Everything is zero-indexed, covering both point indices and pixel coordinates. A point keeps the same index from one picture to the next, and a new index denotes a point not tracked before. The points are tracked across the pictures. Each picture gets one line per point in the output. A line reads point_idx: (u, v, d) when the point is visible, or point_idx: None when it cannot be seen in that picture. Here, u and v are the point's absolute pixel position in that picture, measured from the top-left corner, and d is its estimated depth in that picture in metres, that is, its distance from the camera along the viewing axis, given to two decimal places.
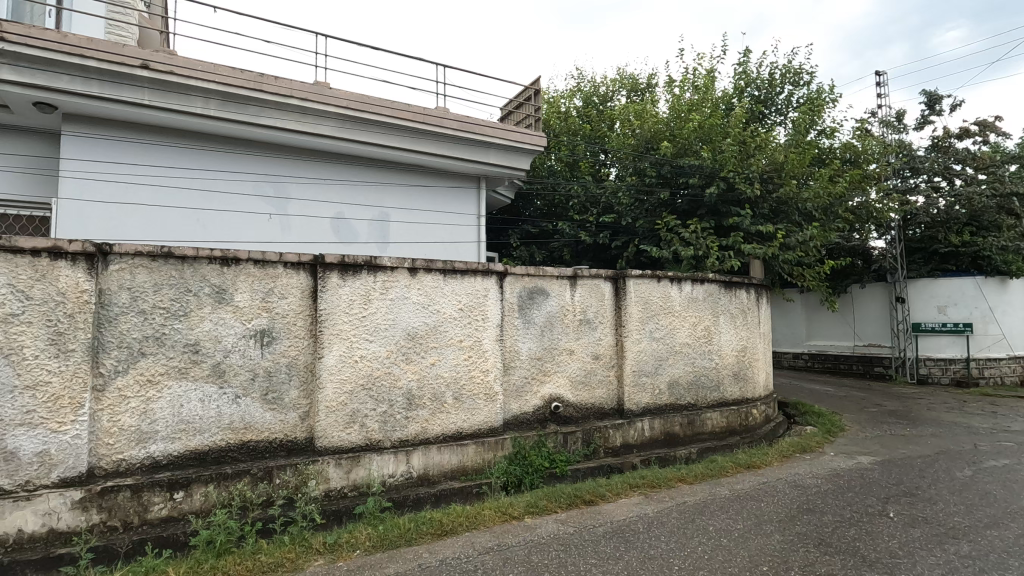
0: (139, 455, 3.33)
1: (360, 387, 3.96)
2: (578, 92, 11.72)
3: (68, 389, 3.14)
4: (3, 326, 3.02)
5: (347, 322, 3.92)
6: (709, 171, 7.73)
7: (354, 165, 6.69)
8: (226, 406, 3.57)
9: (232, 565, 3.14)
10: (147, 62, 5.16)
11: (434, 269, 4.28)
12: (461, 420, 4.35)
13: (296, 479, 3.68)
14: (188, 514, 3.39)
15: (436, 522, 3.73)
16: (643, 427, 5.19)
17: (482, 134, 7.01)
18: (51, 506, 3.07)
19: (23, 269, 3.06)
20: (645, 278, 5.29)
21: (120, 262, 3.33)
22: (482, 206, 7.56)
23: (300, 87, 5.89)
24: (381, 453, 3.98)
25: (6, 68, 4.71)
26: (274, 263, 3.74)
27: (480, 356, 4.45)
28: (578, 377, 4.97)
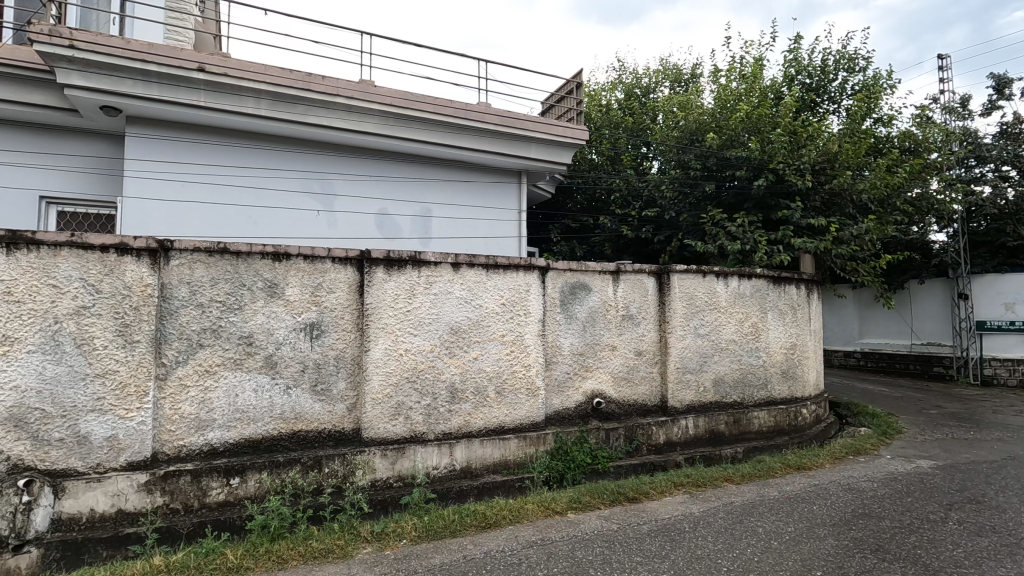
0: (197, 442, 3.49)
1: (404, 380, 4.03)
2: (620, 84, 11.53)
3: (134, 377, 3.32)
4: (77, 318, 3.21)
5: (392, 316, 4.00)
6: (757, 162, 7.50)
7: (397, 161, 6.80)
8: (277, 396, 3.70)
9: (286, 550, 3.26)
10: (203, 65, 5.37)
11: (477, 264, 4.30)
12: (503, 414, 4.37)
13: (344, 469, 3.78)
14: (243, 500, 3.52)
15: (480, 515, 3.78)
16: (687, 424, 5.09)
17: (524, 129, 6.98)
18: (120, 488, 3.25)
19: (93, 264, 3.25)
20: (689, 273, 5.18)
21: (180, 257, 3.48)
22: (523, 201, 7.55)
23: (346, 86, 6.01)
24: (425, 445, 4.05)
25: (76, 74, 5.00)
26: (323, 258, 3.85)
27: (523, 351, 4.46)
28: (621, 373, 4.92)
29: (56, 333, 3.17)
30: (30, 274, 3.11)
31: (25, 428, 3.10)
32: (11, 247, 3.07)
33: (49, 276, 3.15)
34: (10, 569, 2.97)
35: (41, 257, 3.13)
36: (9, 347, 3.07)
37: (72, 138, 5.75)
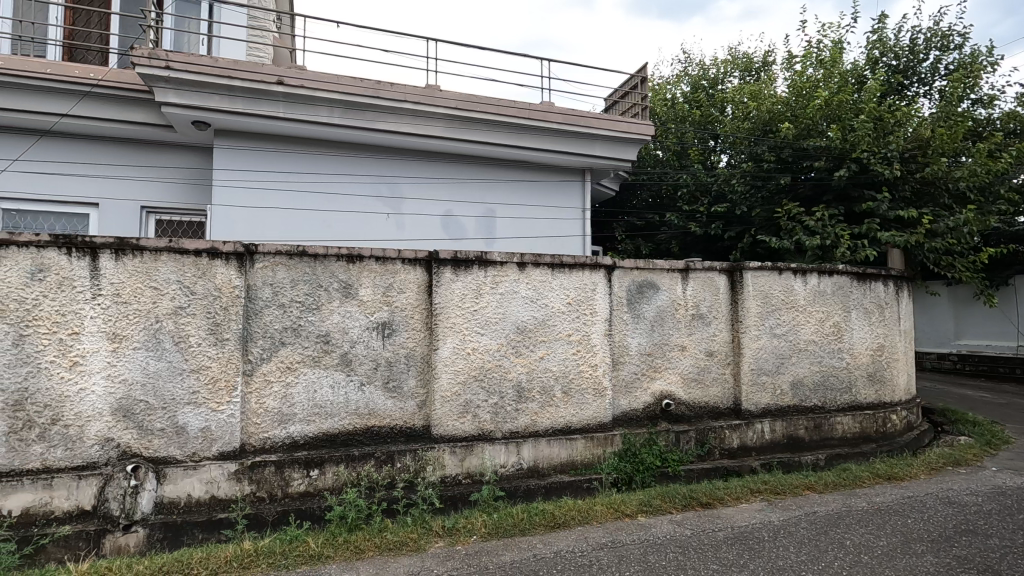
0: (280, 434, 3.69)
1: (472, 378, 4.09)
2: (686, 76, 11.17)
3: (224, 372, 3.56)
4: (174, 317, 3.48)
5: (460, 315, 4.06)
6: (838, 152, 7.09)
7: (461, 163, 6.92)
8: (353, 392, 3.85)
9: (363, 541, 3.40)
10: (281, 78, 5.68)
11: (543, 263, 4.29)
12: (570, 414, 4.34)
13: (415, 464, 3.89)
14: (323, 491, 3.69)
15: (549, 514, 3.77)
16: (763, 429, 4.86)
17: (587, 127, 6.91)
18: (213, 476, 3.49)
19: (189, 268, 3.51)
20: (764, 270, 4.94)
21: (264, 260, 3.69)
22: (587, 199, 7.47)
23: (412, 91, 6.18)
24: (493, 443, 4.09)
25: (171, 92, 5.43)
26: (393, 259, 3.97)
27: (590, 351, 4.41)
28: (691, 374, 4.77)
29: (157, 331, 3.44)
30: (135, 277, 3.41)
31: (132, 418, 3.39)
32: (120, 253, 3.37)
33: (151, 279, 3.44)
34: (122, 547, 3.27)
35: (144, 261, 3.42)
36: (118, 344, 3.37)
37: (167, 151, 6.29)
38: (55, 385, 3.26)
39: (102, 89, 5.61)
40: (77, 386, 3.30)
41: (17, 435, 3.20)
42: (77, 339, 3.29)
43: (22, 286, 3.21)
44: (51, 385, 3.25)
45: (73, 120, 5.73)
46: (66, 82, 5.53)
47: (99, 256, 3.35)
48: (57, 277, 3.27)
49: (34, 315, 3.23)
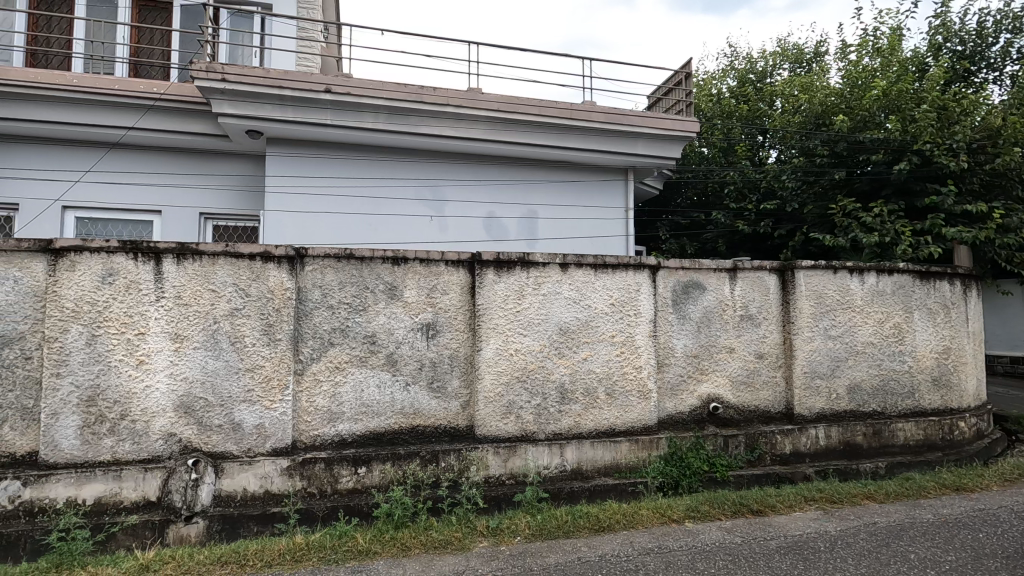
0: (329, 432, 3.80)
1: (515, 380, 4.10)
2: (732, 71, 10.84)
3: (276, 372, 3.69)
4: (230, 318, 3.63)
5: (502, 317, 4.08)
6: (897, 144, 6.75)
7: (503, 165, 6.95)
8: (398, 392, 3.93)
9: (409, 538, 3.46)
10: (329, 86, 5.86)
11: (585, 264, 4.26)
12: (614, 417, 4.28)
13: (459, 464, 3.92)
14: (370, 488, 3.77)
15: (593, 517, 3.74)
16: (817, 434, 4.66)
17: (630, 125, 6.81)
18: (266, 471, 3.62)
19: (243, 271, 3.66)
20: (817, 269, 4.74)
21: (314, 263, 3.81)
22: (630, 198, 7.36)
23: (455, 95, 6.26)
24: (536, 444, 4.08)
25: (227, 103, 5.70)
26: (437, 261, 4.03)
27: (634, 352, 4.34)
28: (740, 377, 4.63)
29: (215, 332, 3.60)
30: (195, 280, 3.58)
31: (193, 414, 3.56)
32: (181, 258, 3.55)
33: (209, 282, 3.60)
34: (184, 537, 3.43)
35: (203, 265, 3.59)
36: (180, 344, 3.55)
37: (223, 159, 6.66)
38: (124, 382, 3.46)
39: (165, 102, 6.02)
40: (143, 384, 3.49)
41: (90, 428, 3.42)
42: (143, 339, 3.49)
43: (94, 289, 3.43)
44: (120, 382, 3.46)
45: (139, 133, 6.19)
46: (133, 97, 5.98)
47: (163, 261, 3.54)
48: (125, 281, 3.48)
49: (104, 316, 3.44)
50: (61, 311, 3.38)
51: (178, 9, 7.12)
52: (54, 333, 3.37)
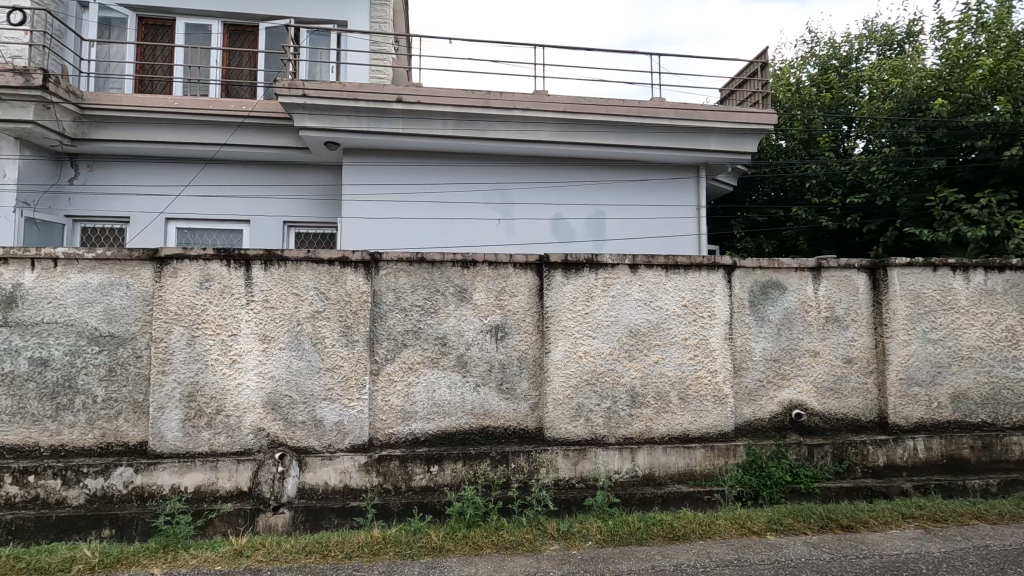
0: (403, 431, 3.93)
1: (584, 382, 4.06)
2: (813, 57, 10.14)
3: (354, 371, 3.86)
4: (312, 320, 3.83)
5: (571, 319, 4.06)
6: (1009, 128, 6.38)
7: (570, 166, 6.92)
8: (469, 393, 4.00)
9: (481, 538, 3.51)
10: (400, 96, 6.08)
11: (656, 264, 4.15)
12: (688, 422, 4.15)
13: (529, 466, 3.93)
14: (442, 486, 3.85)
15: (667, 525, 3.63)
16: (916, 446, 4.29)
17: (702, 120, 6.58)
18: (345, 466, 3.79)
19: (324, 275, 3.85)
20: (914, 267, 4.37)
21: (388, 267, 3.96)
22: (703, 196, 7.11)
23: (521, 98, 6.31)
24: (607, 448, 4.02)
25: (307, 117, 6.06)
26: (505, 264, 4.07)
27: (708, 356, 4.18)
28: (825, 383, 4.35)
29: (298, 333, 3.82)
30: (280, 284, 3.81)
31: (279, 411, 3.79)
32: (268, 264, 3.80)
33: (293, 286, 3.83)
34: (272, 526, 3.65)
35: (288, 270, 3.82)
36: (268, 344, 3.79)
37: (305, 171, 7.07)
38: (219, 380, 3.74)
39: (252, 119, 6.49)
40: (235, 381, 3.75)
41: (190, 422, 3.71)
42: (235, 339, 3.76)
43: (193, 293, 3.73)
44: (216, 380, 3.74)
45: (231, 149, 6.70)
46: (225, 116, 6.48)
47: (252, 267, 3.79)
48: (220, 286, 3.75)
49: (202, 318, 3.73)
50: (165, 314, 3.70)
51: (263, 31, 7.61)
52: (160, 333, 3.70)
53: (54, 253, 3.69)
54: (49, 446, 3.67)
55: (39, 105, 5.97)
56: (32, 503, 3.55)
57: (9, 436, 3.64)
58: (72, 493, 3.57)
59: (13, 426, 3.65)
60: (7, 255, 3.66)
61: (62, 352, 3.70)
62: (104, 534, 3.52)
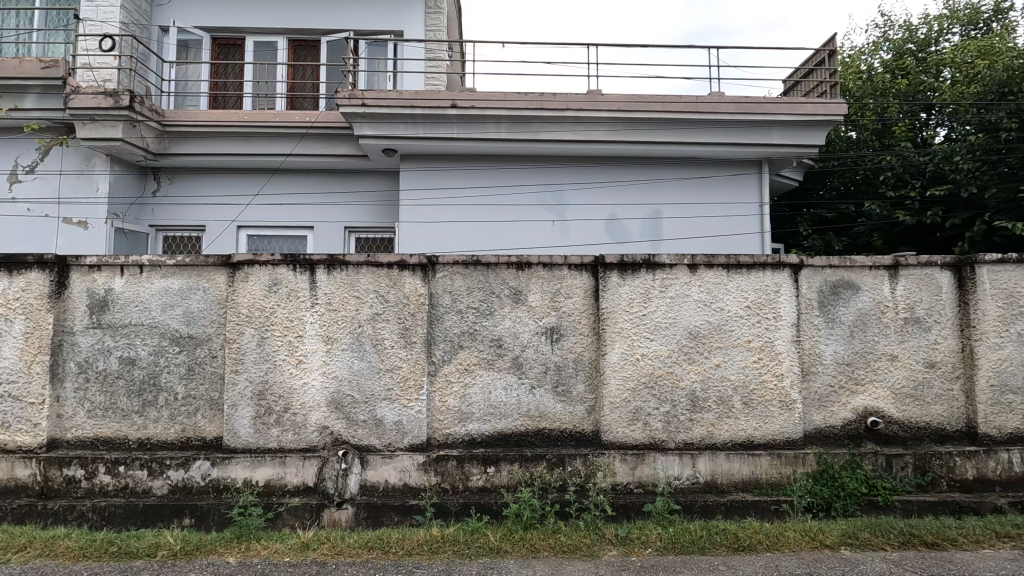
0: (460, 431, 3.98)
1: (642, 385, 3.97)
2: (887, 42, 9.54)
3: (412, 372, 3.94)
4: (372, 322, 3.95)
5: (628, 320, 3.99)
6: None
7: (624, 166, 6.81)
8: (524, 395, 4.00)
9: (538, 540, 3.51)
10: (455, 102, 6.18)
11: (717, 264, 4.01)
12: (752, 428, 3.98)
13: (586, 470, 3.88)
14: (499, 488, 3.87)
15: (731, 535, 3.50)
16: (1010, 459, 3.94)
17: (764, 113, 6.31)
18: (405, 465, 3.87)
19: (383, 278, 3.96)
20: (1007, 264, 4.02)
21: (444, 270, 4.02)
22: (766, 192, 6.82)
23: (575, 99, 6.27)
24: (666, 453, 3.92)
25: (367, 126, 6.27)
26: (560, 265, 4.04)
27: (774, 359, 3.99)
28: (905, 389, 4.07)
29: (359, 335, 3.94)
30: (342, 287, 3.95)
31: (342, 410, 3.92)
32: (331, 267, 3.94)
33: (354, 289, 3.96)
34: (336, 521, 3.78)
35: (349, 274, 3.95)
36: (331, 345, 3.93)
37: (364, 177, 7.31)
38: (287, 379, 3.92)
39: (316, 129, 6.78)
40: (301, 381, 3.92)
41: (261, 419, 3.90)
42: (301, 340, 3.92)
43: (263, 297, 3.93)
44: (284, 379, 3.92)
45: (296, 158, 7.02)
46: (290, 127, 6.80)
47: (316, 271, 3.95)
48: (287, 289, 3.93)
49: (271, 320, 3.92)
50: (238, 317, 3.92)
51: (325, 45, 7.93)
52: (233, 335, 3.91)
53: (140, 260, 3.99)
54: (137, 439, 3.95)
55: (127, 124, 6.45)
56: (122, 492, 3.83)
57: (102, 428, 3.95)
58: (157, 483, 3.83)
59: (106, 420, 3.95)
60: (100, 262, 3.98)
61: (148, 352, 3.98)
62: (184, 523, 3.76)
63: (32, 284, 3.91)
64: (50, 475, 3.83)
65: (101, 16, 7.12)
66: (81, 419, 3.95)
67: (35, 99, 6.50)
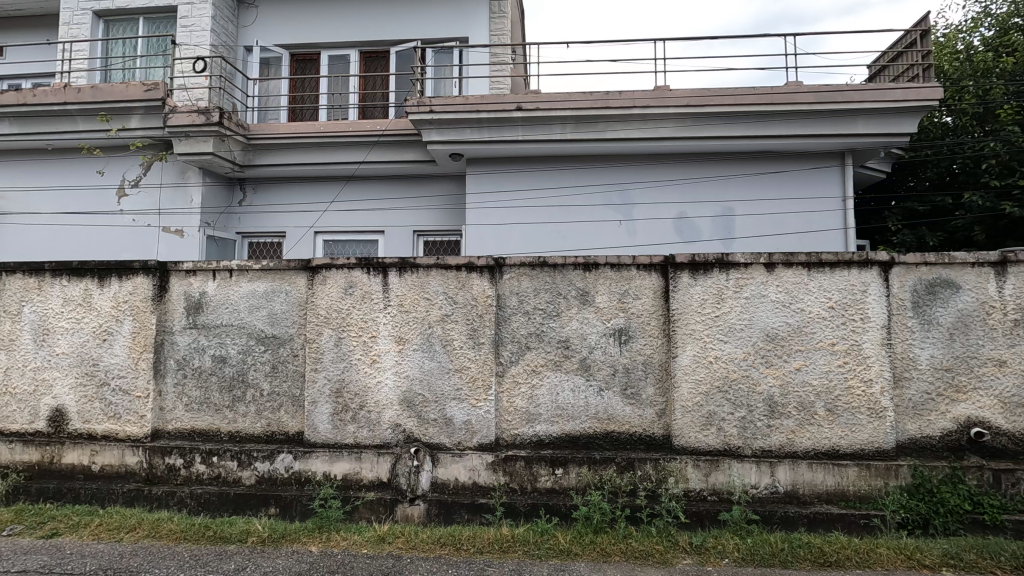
0: (528, 432, 3.99)
1: (716, 389, 3.83)
2: (990, 17, 8.69)
3: (481, 373, 4.00)
4: (442, 323, 4.04)
5: (700, 322, 3.86)
6: None
7: (693, 162, 6.63)
8: (592, 397, 3.96)
9: (609, 545, 3.48)
10: (520, 105, 6.25)
11: (796, 262, 3.80)
12: (837, 436, 3.74)
13: (657, 474, 3.79)
14: (568, 489, 3.85)
15: (816, 549, 3.33)
16: None
17: (846, 101, 5.93)
18: (474, 464, 3.93)
19: (452, 280, 4.05)
20: None
21: (511, 271, 4.05)
22: (850, 186, 6.39)
23: (642, 96, 6.16)
24: (742, 460, 3.76)
25: (435, 131, 6.44)
26: (629, 265, 3.98)
27: (862, 363, 3.73)
28: (1015, 398, 3.70)
29: (430, 335, 4.04)
30: (413, 289, 4.07)
31: (414, 408, 4.03)
32: (403, 270, 4.08)
33: (424, 291, 4.06)
34: (410, 516, 3.90)
35: (419, 276, 4.07)
36: (403, 345, 4.06)
37: (432, 182, 7.52)
38: (362, 378, 4.08)
39: (386, 137, 7.02)
40: (375, 379, 4.07)
41: (339, 415, 4.09)
42: (375, 341, 4.08)
43: (339, 299, 4.11)
44: (359, 378, 4.08)
45: (367, 165, 7.31)
46: (362, 136, 7.09)
47: (388, 274, 4.10)
48: (361, 291, 4.10)
49: (347, 321, 4.10)
50: (317, 317, 4.13)
51: (393, 55, 8.20)
52: (313, 334, 4.12)
53: (230, 265, 4.28)
54: (228, 431, 4.24)
55: (217, 139, 6.96)
56: (216, 480, 4.13)
57: (198, 421, 4.27)
58: (245, 473, 4.10)
59: (201, 413, 4.27)
60: (196, 268, 4.31)
61: (237, 350, 4.27)
62: (271, 512, 3.99)
63: (138, 287, 4.29)
64: (155, 462, 4.18)
65: (194, 40, 7.76)
66: (180, 412, 4.29)
67: (140, 119, 7.12)
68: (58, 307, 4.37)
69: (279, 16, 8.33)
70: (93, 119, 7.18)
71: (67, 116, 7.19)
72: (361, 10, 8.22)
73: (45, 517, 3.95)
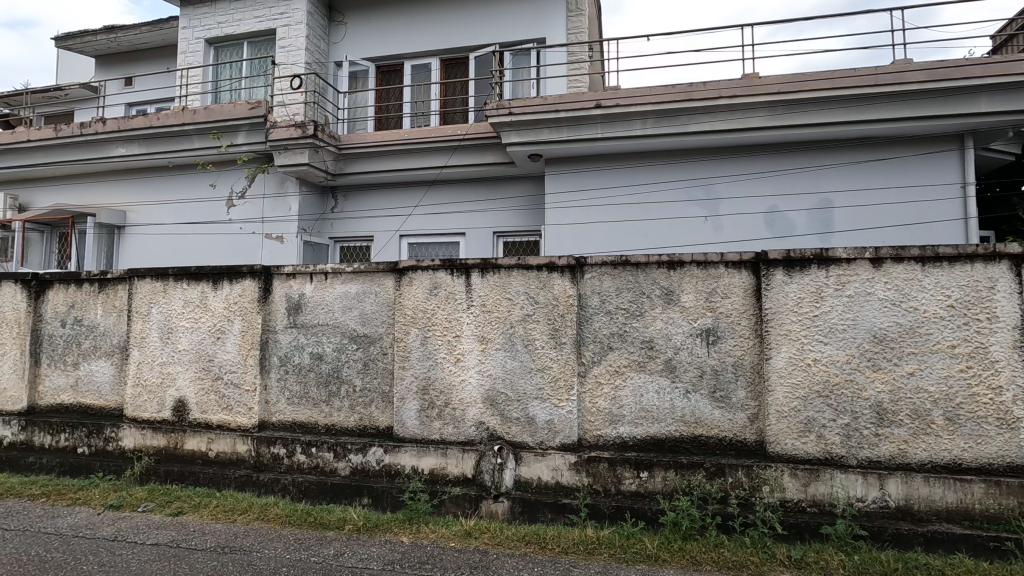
0: (612, 434, 3.94)
1: (815, 393, 3.59)
2: None
3: (563, 372, 3.99)
4: (524, 323, 4.07)
5: (796, 322, 3.63)
6: None
7: (785, 153, 6.25)
8: (678, 399, 3.84)
9: (700, 553, 3.37)
10: (599, 103, 6.17)
11: (908, 257, 3.48)
12: (959, 449, 3.39)
13: (750, 482, 3.59)
14: (654, 493, 3.75)
15: (936, 571, 3.06)
16: None
17: (966, 77, 5.35)
18: (557, 464, 3.92)
19: (534, 280, 4.07)
20: None
21: (593, 271, 4.02)
22: (971, 171, 5.76)
23: (728, 86, 5.90)
24: (846, 471, 3.49)
25: (513, 133, 6.51)
26: (716, 263, 3.82)
27: (988, 368, 3.35)
28: None
29: (512, 335, 4.09)
30: (495, 289, 4.14)
31: (497, 406, 4.10)
32: (486, 270, 4.15)
33: (506, 291, 4.12)
34: (494, 512, 3.95)
35: (501, 277, 4.12)
36: (486, 345, 4.14)
37: (511, 184, 7.62)
38: (447, 376, 4.21)
39: (466, 141, 7.18)
40: (460, 377, 4.18)
41: (425, 412, 4.23)
42: (459, 340, 4.19)
43: (425, 300, 4.26)
44: (444, 376, 4.21)
45: (449, 169, 7.52)
46: (443, 141, 7.29)
47: (471, 275, 4.19)
48: (446, 292, 4.22)
49: (433, 321, 4.24)
50: (405, 317, 4.30)
51: (473, 60, 8.38)
52: (401, 334, 4.30)
53: (326, 268, 4.55)
54: (325, 424, 4.52)
55: (312, 150, 7.43)
56: (314, 470, 4.40)
57: (298, 414, 4.58)
58: (341, 464, 4.34)
59: (301, 407, 4.58)
60: (295, 271, 4.62)
61: (332, 348, 4.54)
62: (364, 502, 4.21)
63: (247, 290, 4.67)
64: (261, 451, 4.53)
65: (291, 60, 8.36)
66: (283, 405, 4.63)
67: (246, 135, 7.74)
68: (180, 309, 4.85)
69: (365, 31, 8.77)
70: (206, 137, 7.90)
71: (184, 136, 7.95)
72: (442, 19, 8.49)
73: (172, 497, 4.41)
